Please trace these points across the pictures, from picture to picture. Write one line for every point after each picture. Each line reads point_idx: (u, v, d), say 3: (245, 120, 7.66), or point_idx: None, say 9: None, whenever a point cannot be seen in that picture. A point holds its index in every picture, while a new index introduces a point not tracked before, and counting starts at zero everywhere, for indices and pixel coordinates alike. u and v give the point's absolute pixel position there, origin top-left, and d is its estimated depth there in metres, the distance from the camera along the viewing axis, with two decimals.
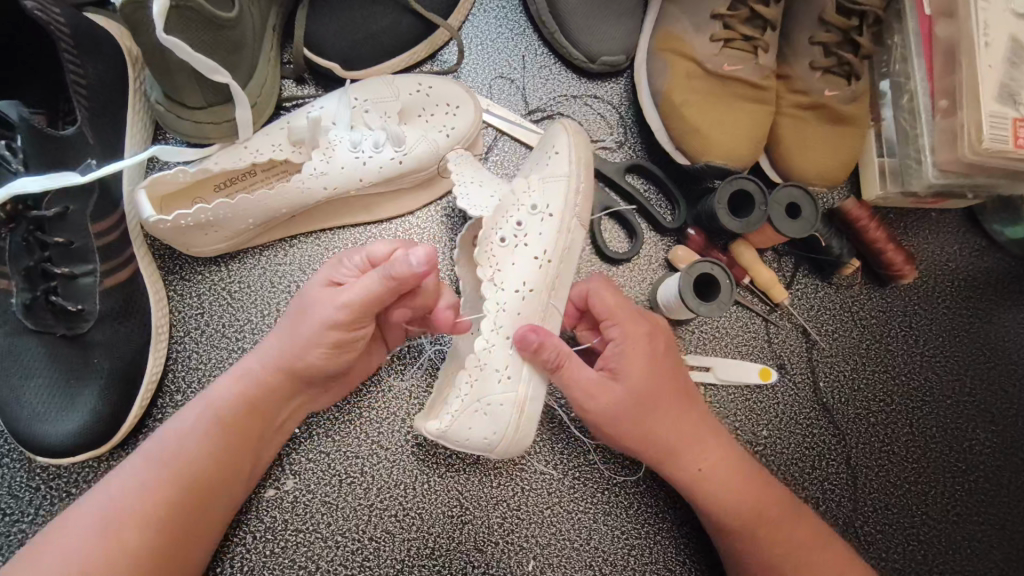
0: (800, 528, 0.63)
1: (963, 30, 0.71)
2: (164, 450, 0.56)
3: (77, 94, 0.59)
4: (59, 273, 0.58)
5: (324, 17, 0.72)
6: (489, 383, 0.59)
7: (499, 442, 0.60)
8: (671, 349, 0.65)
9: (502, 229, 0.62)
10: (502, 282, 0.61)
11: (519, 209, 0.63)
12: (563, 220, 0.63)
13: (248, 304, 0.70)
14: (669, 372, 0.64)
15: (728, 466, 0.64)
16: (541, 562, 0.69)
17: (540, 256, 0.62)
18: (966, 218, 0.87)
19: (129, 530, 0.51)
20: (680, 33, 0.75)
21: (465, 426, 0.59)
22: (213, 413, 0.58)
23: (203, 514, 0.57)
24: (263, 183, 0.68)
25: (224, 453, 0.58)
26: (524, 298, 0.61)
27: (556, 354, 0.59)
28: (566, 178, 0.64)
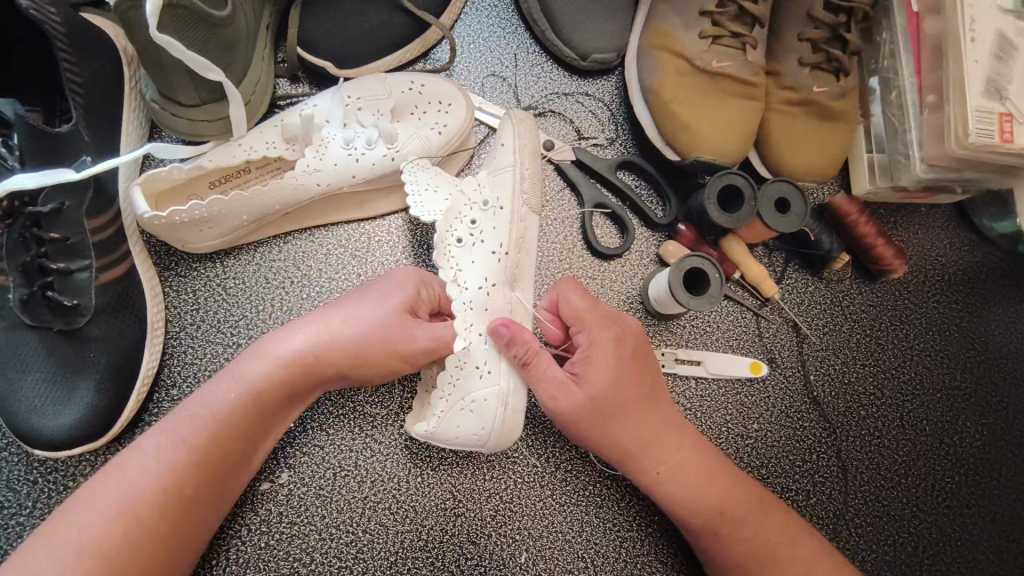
0: (768, 525, 0.64)
1: (949, 25, 0.71)
2: (187, 426, 0.56)
3: (73, 92, 0.60)
4: (56, 268, 0.59)
5: (318, 16, 0.72)
6: (471, 380, 0.61)
7: (489, 436, 0.62)
8: (641, 353, 0.65)
9: (456, 230, 0.63)
10: (464, 282, 0.62)
11: (471, 207, 0.64)
12: (514, 210, 0.64)
13: (243, 300, 0.70)
14: (636, 378, 0.63)
15: (692, 467, 0.64)
16: (533, 555, 0.70)
17: (497, 249, 0.63)
18: (956, 212, 0.88)
19: (141, 511, 0.52)
20: (670, 30, 0.76)
21: (454, 425, 0.61)
22: (239, 393, 0.58)
23: (218, 492, 0.58)
24: (258, 180, 0.69)
25: (244, 436, 0.58)
26: (488, 293, 0.62)
27: (525, 349, 0.60)
28: (511, 168, 0.65)
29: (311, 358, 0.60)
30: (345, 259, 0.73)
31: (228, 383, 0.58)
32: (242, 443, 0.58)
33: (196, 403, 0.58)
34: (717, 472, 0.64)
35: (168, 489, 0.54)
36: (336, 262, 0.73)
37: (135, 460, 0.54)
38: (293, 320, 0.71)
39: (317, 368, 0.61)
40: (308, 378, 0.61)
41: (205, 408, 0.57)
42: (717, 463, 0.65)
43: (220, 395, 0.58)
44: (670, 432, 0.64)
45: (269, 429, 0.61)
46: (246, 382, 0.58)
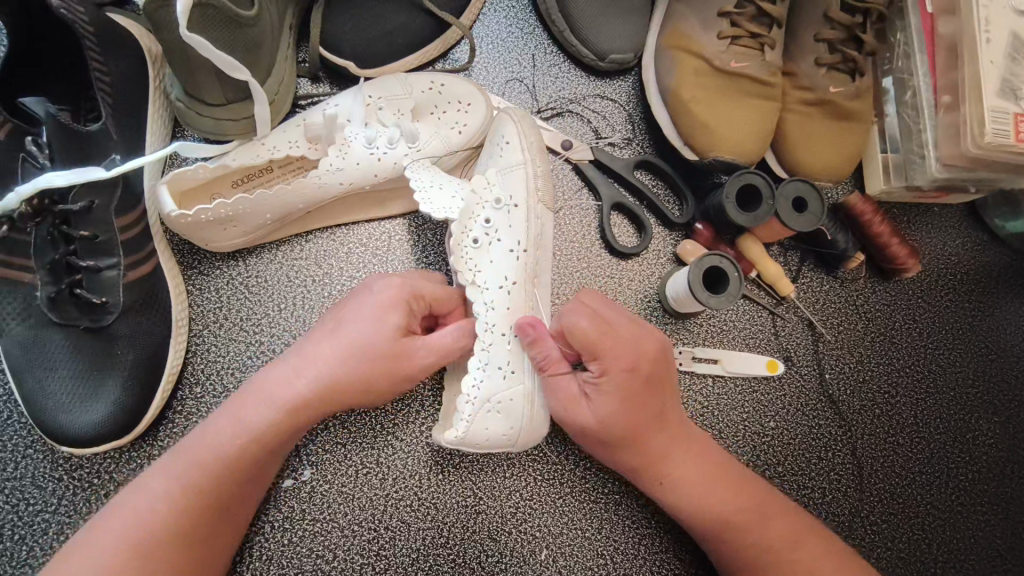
0: (779, 534, 0.63)
1: (964, 26, 0.72)
2: (184, 471, 0.56)
3: (102, 91, 0.60)
4: (84, 266, 0.60)
5: (339, 17, 0.73)
6: (497, 380, 0.62)
7: (518, 433, 0.63)
8: (656, 377, 0.62)
9: (472, 232, 0.64)
10: (483, 283, 0.63)
11: (484, 206, 0.65)
12: (529, 208, 0.66)
13: (265, 298, 0.71)
14: (646, 404, 0.62)
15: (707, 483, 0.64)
16: (554, 552, 0.70)
17: (516, 248, 0.65)
18: (967, 212, 0.89)
19: (152, 553, 0.53)
20: (688, 31, 0.76)
21: (483, 426, 0.61)
22: (241, 435, 0.57)
23: (229, 521, 0.58)
24: (280, 180, 0.69)
25: (248, 472, 0.58)
26: (508, 292, 0.64)
27: (545, 355, 0.62)
28: (521, 166, 0.67)
29: (308, 391, 0.58)
30: (366, 258, 0.73)
31: (228, 424, 0.57)
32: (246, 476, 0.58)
33: (195, 441, 0.57)
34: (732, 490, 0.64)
35: (175, 529, 0.54)
36: (357, 261, 0.73)
37: (137, 500, 0.54)
38: (314, 319, 0.71)
39: (314, 406, 0.59)
40: (306, 419, 0.59)
41: (207, 448, 0.56)
42: (732, 479, 0.65)
43: (222, 436, 0.57)
44: (683, 455, 0.64)
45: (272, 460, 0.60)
46: (249, 424, 0.57)
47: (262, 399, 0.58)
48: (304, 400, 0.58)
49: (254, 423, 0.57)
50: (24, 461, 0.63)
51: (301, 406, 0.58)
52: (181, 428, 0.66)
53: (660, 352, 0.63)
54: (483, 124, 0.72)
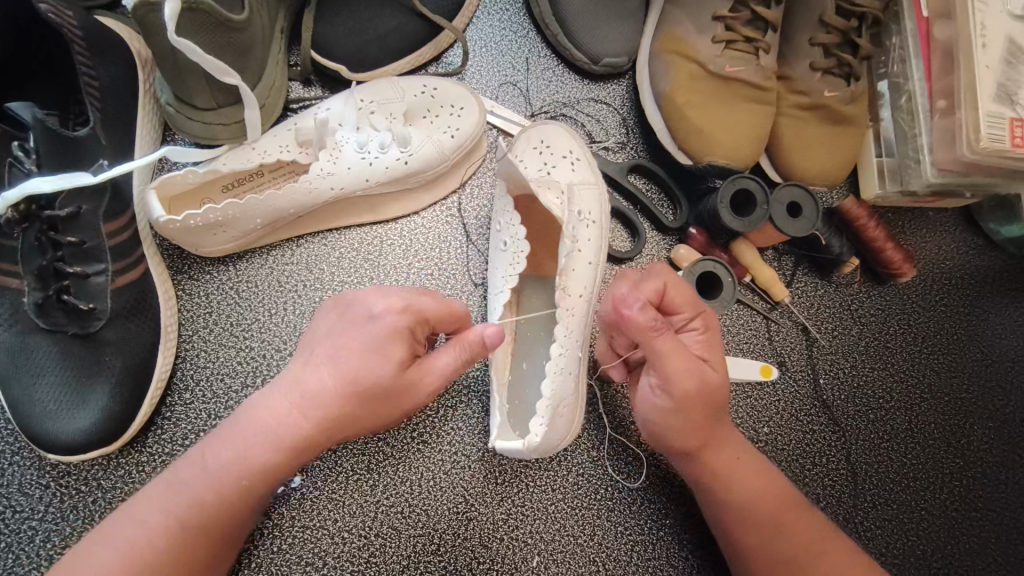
0: (813, 526, 0.63)
1: (960, 31, 0.72)
2: (183, 493, 0.54)
3: (90, 96, 0.60)
4: (72, 272, 0.59)
5: (331, 20, 0.72)
6: (567, 384, 0.62)
7: (569, 436, 0.64)
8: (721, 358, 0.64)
9: (569, 239, 0.63)
10: (568, 289, 0.63)
11: (573, 217, 0.65)
12: (602, 227, 0.69)
13: (255, 303, 0.70)
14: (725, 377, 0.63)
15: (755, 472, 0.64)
16: (545, 558, 0.70)
17: (592, 262, 0.66)
18: (962, 217, 0.88)
19: (147, 570, 0.52)
20: (682, 35, 0.76)
21: (553, 426, 0.61)
22: (236, 461, 0.54)
23: (229, 538, 0.57)
24: (270, 185, 0.69)
25: (248, 498, 0.55)
26: (584, 302, 0.65)
27: (653, 320, 0.57)
28: (595, 184, 0.70)
29: (310, 424, 0.54)
30: (357, 262, 0.73)
31: (226, 450, 0.55)
32: (248, 500, 0.55)
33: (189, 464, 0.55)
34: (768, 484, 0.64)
35: (176, 547, 0.53)
36: (348, 266, 0.73)
37: (137, 514, 0.54)
38: (305, 324, 0.71)
39: (310, 439, 0.55)
40: (309, 450, 0.55)
41: (204, 475, 0.54)
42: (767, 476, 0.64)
43: (220, 460, 0.54)
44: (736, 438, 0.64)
45: (274, 486, 0.56)
46: (249, 453, 0.54)
47: (258, 428, 0.54)
48: (302, 431, 0.54)
49: (251, 451, 0.54)
50: (11, 468, 0.63)
51: (302, 440, 0.54)
52: (170, 435, 0.65)
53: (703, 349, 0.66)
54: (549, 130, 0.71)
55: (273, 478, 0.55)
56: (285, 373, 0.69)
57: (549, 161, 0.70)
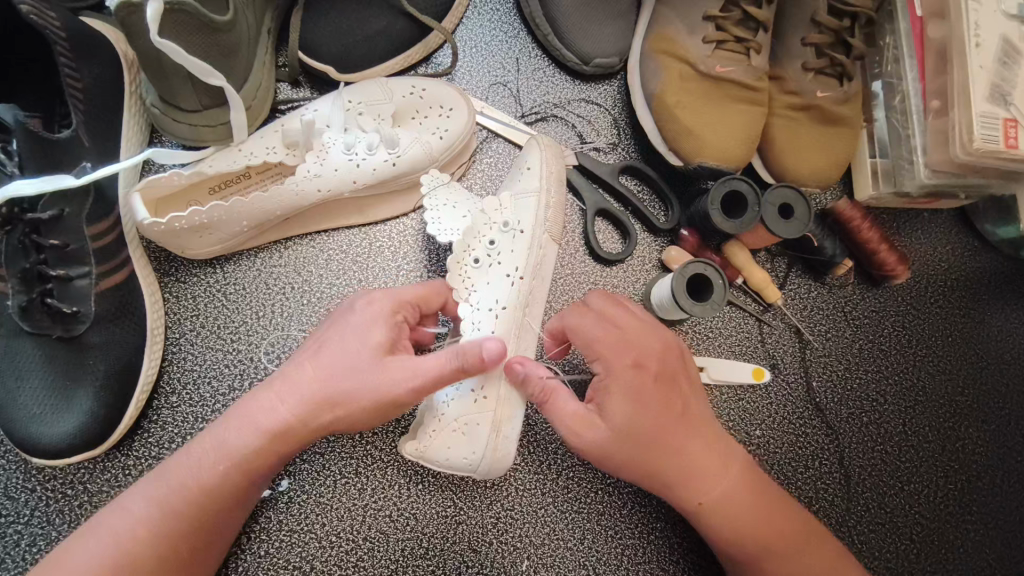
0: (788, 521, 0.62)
1: (954, 30, 0.71)
2: (161, 490, 0.54)
3: (73, 98, 0.59)
4: (55, 275, 0.59)
5: (319, 21, 0.72)
6: (465, 404, 0.61)
7: (481, 461, 0.61)
8: (668, 369, 0.61)
9: (475, 251, 0.64)
10: (476, 302, 0.63)
11: (491, 228, 0.65)
12: (534, 237, 0.65)
13: (243, 306, 0.70)
14: (667, 399, 0.60)
15: (733, 477, 0.61)
16: (535, 562, 0.69)
17: (512, 274, 0.64)
18: (958, 218, 0.87)
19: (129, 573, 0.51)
20: (673, 35, 0.75)
21: (443, 447, 0.61)
22: (222, 458, 0.55)
23: (207, 539, 0.56)
24: (258, 186, 0.68)
25: (232, 495, 0.56)
26: (498, 317, 0.63)
27: (537, 390, 0.60)
28: (535, 194, 0.67)
29: (293, 416, 0.55)
30: (346, 264, 0.73)
31: (210, 447, 0.55)
32: (233, 498, 0.56)
33: (172, 461, 0.56)
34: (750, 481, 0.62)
35: (163, 546, 0.53)
36: (336, 268, 0.72)
37: (117, 518, 0.53)
38: (292, 326, 0.70)
39: (297, 433, 0.55)
40: (291, 443, 0.56)
41: (188, 473, 0.55)
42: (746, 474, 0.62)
43: (204, 458, 0.55)
44: (700, 462, 0.60)
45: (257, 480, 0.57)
46: (229, 446, 0.55)
47: (242, 421, 0.55)
48: (288, 424, 0.55)
49: (234, 443, 0.55)
50: None
51: (284, 431, 0.55)
52: (156, 439, 0.65)
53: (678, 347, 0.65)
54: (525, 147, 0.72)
55: (256, 470, 0.56)
56: (272, 375, 0.68)
57: (510, 176, 0.70)
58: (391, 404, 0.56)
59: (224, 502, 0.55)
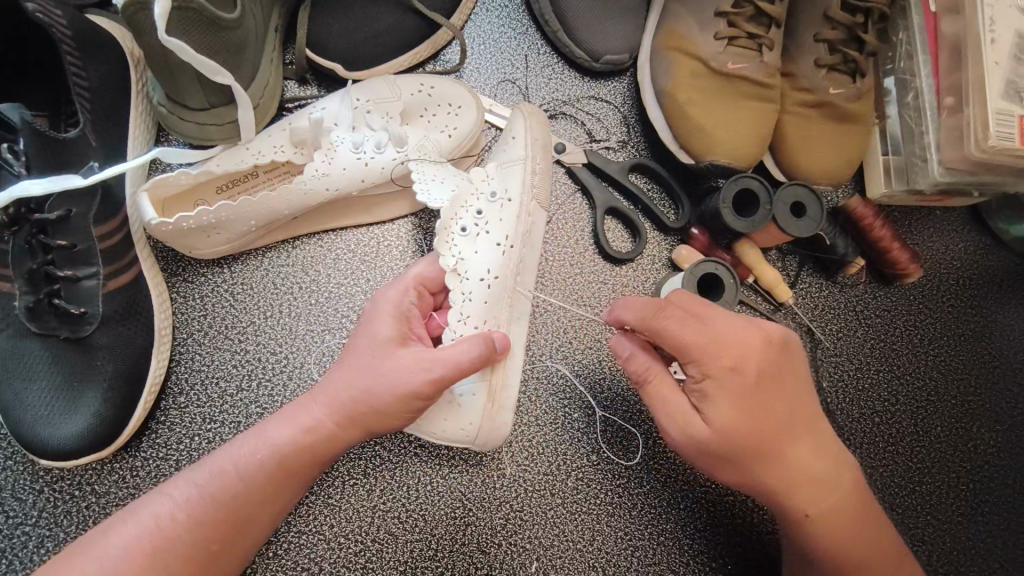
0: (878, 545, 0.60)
1: (969, 25, 0.70)
2: (207, 480, 0.54)
3: (80, 97, 0.59)
4: (62, 276, 0.58)
5: (327, 18, 0.71)
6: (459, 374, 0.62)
7: (478, 432, 0.63)
8: (769, 372, 0.57)
9: (462, 219, 0.62)
10: (465, 272, 0.62)
11: (478, 198, 0.64)
12: (523, 204, 0.65)
13: (251, 306, 0.69)
14: (768, 402, 0.56)
15: (829, 490, 0.58)
16: (545, 564, 0.69)
17: (502, 243, 0.63)
18: (970, 216, 0.87)
19: (168, 557, 0.51)
20: (685, 31, 0.75)
21: (441, 418, 0.62)
22: (263, 453, 0.55)
23: (245, 541, 0.55)
24: (265, 185, 0.68)
25: (278, 496, 0.56)
26: (489, 286, 0.62)
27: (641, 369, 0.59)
28: (522, 162, 0.67)
29: (328, 416, 0.56)
30: (353, 264, 0.72)
31: (250, 440, 0.56)
32: (276, 497, 0.56)
33: (213, 456, 0.56)
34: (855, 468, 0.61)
35: (201, 535, 0.52)
36: (344, 268, 0.72)
37: (158, 505, 0.53)
38: (301, 326, 0.70)
39: (336, 434, 0.57)
40: (331, 447, 0.57)
41: (231, 465, 0.55)
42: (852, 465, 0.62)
43: (246, 450, 0.56)
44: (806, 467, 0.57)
45: (301, 484, 0.57)
46: (272, 441, 0.56)
47: (284, 416, 0.57)
48: (327, 429, 0.56)
49: (275, 438, 0.56)
50: (4, 473, 0.63)
51: (322, 429, 0.56)
52: (164, 440, 0.65)
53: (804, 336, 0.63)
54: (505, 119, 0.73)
55: (299, 469, 0.56)
56: (280, 375, 0.68)
57: (495, 147, 0.70)
58: (417, 401, 0.56)
59: (269, 498, 0.55)
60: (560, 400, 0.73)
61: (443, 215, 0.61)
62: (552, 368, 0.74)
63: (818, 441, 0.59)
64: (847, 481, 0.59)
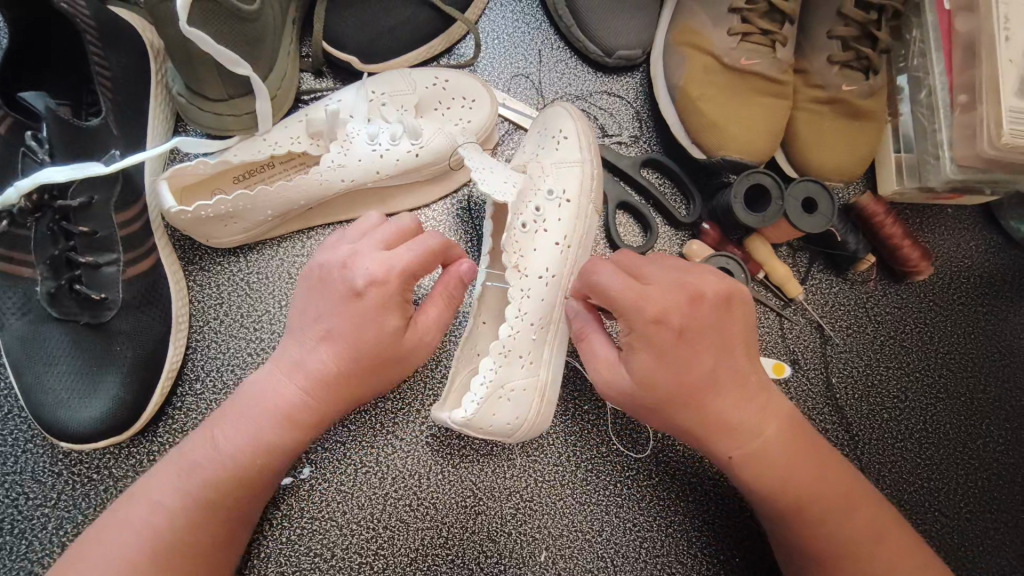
0: (817, 475, 0.59)
1: (983, 23, 0.70)
2: (191, 477, 0.54)
3: (102, 86, 0.60)
4: (84, 262, 0.60)
5: (344, 11, 0.72)
6: (513, 368, 0.61)
7: (521, 426, 0.62)
8: (695, 325, 0.57)
9: (523, 216, 0.62)
10: (526, 268, 0.62)
11: (537, 193, 0.64)
12: (580, 206, 0.66)
13: (266, 295, 0.70)
14: (691, 357, 0.57)
15: (767, 424, 0.58)
16: (554, 553, 0.70)
17: (560, 242, 0.64)
18: (982, 214, 0.87)
19: (162, 560, 0.51)
20: (698, 26, 0.75)
21: (491, 413, 0.60)
22: (245, 437, 0.55)
23: (233, 529, 0.56)
24: (282, 176, 0.69)
25: (264, 478, 0.57)
26: (547, 284, 0.63)
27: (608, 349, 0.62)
28: (579, 162, 0.67)
29: (306, 396, 0.56)
30: None
31: (231, 425, 0.56)
32: (261, 481, 0.57)
33: (194, 442, 0.56)
34: (781, 429, 0.59)
35: (192, 533, 0.53)
36: None
37: (145, 509, 0.53)
38: None
39: (314, 412, 0.57)
40: (310, 427, 0.58)
41: (215, 457, 0.55)
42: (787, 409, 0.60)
43: (227, 436, 0.55)
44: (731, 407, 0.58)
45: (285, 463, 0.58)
46: (255, 429, 0.55)
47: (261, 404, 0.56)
48: (305, 409, 0.57)
49: (257, 427, 0.56)
50: (24, 456, 0.64)
51: (302, 413, 0.57)
52: (180, 426, 0.66)
53: (744, 290, 0.60)
54: (546, 111, 0.72)
55: (281, 454, 0.57)
56: None
57: (541, 142, 0.69)
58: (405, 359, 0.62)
59: (255, 482, 0.56)
60: (570, 392, 0.74)
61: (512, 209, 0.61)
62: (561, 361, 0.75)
63: (736, 395, 0.58)
64: (760, 440, 0.58)
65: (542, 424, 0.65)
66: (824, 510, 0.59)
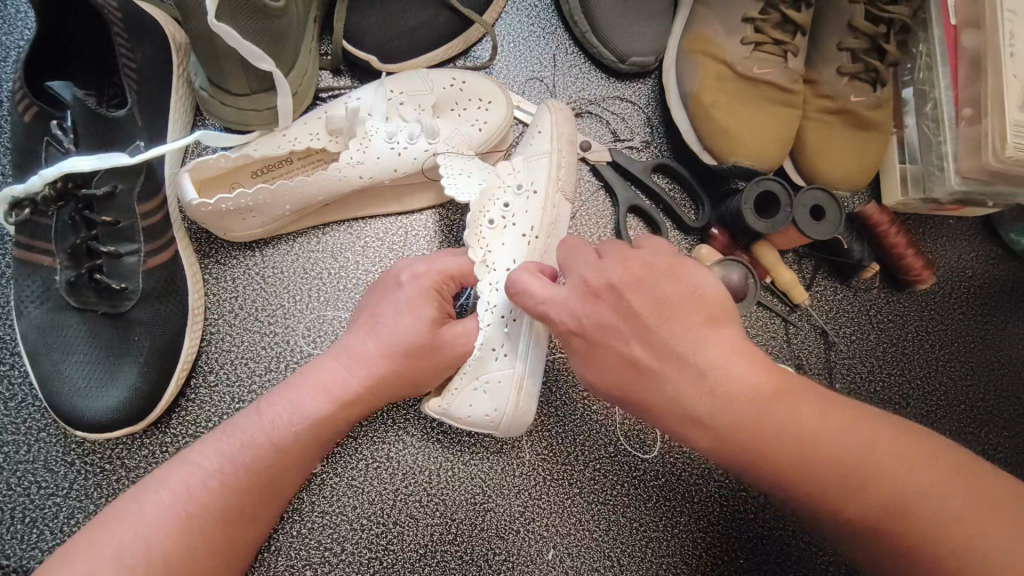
0: (832, 441, 0.49)
1: (989, 40, 0.72)
2: (240, 450, 0.56)
3: (128, 77, 0.61)
4: (105, 251, 0.60)
5: (364, 12, 0.73)
6: (488, 361, 0.62)
7: (503, 417, 0.63)
8: (605, 321, 0.53)
9: (488, 212, 0.64)
10: (492, 262, 0.63)
11: (504, 190, 0.65)
12: (548, 196, 0.66)
13: (280, 289, 0.71)
14: (624, 358, 0.53)
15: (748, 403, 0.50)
16: (561, 552, 0.70)
17: (528, 234, 0.64)
18: (982, 227, 0.88)
19: (199, 522, 0.53)
20: (711, 35, 0.76)
21: (465, 404, 0.62)
22: (297, 423, 0.57)
23: (268, 505, 0.58)
24: (300, 172, 0.69)
25: (307, 456, 0.58)
26: None
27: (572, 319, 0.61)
28: (548, 154, 0.67)
29: (362, 385, 0.59)
30: (382, 252, 0.73)
31: (282, 409, 0.58)
32: (299, 463, 0.58)
33: (243, 420, 0.57)
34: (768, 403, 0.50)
35: (232, 499, 0.55)
36: (373, 255, 0.73)
37: (187, 472, 0.54)
38: (328, 311, 0.71)
39: (365, 399, 0.60)
40: (360, 410, 0.60)
41: (265, 437, 0.56)
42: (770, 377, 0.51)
43: (279, 419, 0.57)
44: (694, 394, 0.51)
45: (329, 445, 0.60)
46: (307, 414, 0.58)
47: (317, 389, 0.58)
48: (355, 391, 0.59)
49: (310, 410, 0.58)
50: (36, 445, 0.64)
51: (354, 398, 0.59)
52: (192, 417, 0.66)
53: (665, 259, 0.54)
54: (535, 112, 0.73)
55: (325, 433, 0.59)
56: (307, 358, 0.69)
57: (524, 142, 0.71)
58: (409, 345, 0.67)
59: (298, 461, 0.58)
60: (579, 392, 0.75)
61: (472, 206, 0.63)
62: (571, 360, 0.76)
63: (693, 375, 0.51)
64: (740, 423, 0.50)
65: (527, 420, 0.64)
66: (863, 490, 0.48)
